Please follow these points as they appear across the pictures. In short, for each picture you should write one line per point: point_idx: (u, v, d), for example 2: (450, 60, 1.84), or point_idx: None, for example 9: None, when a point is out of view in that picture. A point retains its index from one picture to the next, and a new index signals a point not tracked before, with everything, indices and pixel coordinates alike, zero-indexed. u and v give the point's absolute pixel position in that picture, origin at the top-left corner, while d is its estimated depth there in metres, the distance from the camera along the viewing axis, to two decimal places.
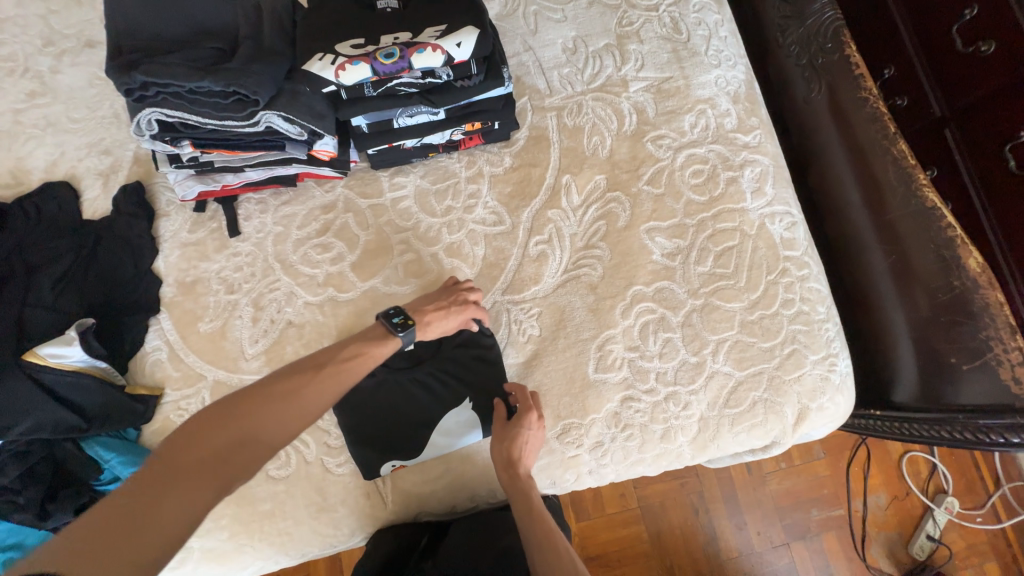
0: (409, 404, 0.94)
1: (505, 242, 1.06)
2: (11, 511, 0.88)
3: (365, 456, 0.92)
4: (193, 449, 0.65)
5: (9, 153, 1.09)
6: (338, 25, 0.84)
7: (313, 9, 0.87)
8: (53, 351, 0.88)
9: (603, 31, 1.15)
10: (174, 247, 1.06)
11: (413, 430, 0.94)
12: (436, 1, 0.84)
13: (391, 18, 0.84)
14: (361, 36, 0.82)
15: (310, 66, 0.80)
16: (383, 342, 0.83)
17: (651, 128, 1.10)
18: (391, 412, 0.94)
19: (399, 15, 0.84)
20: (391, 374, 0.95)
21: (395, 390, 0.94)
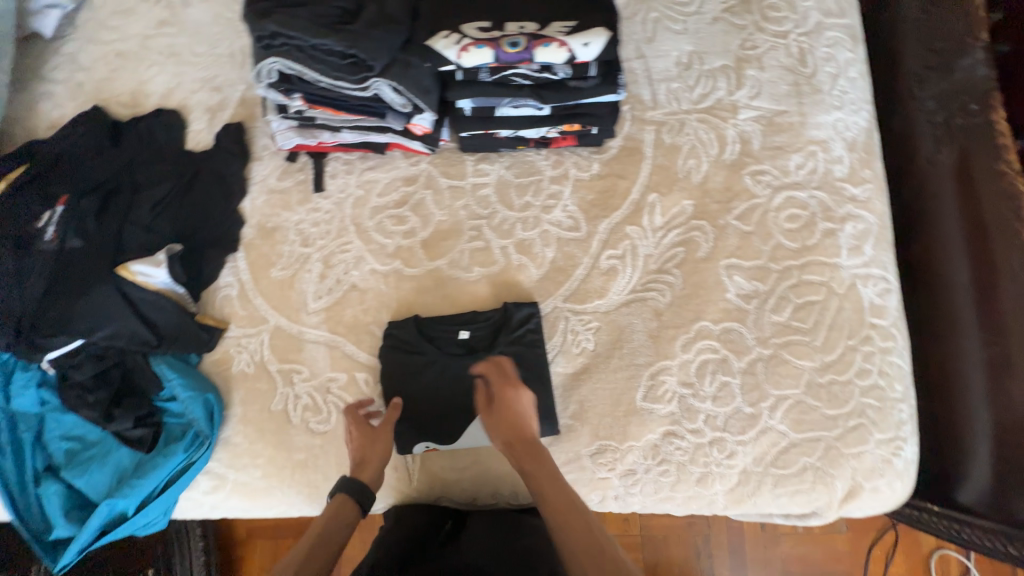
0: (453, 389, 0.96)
1: (577, 250, 1.04)
2: (77, 407, 0.94)
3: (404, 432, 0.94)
4: None
5: (134, 76, 1.17)
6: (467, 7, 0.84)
7: None
8: (142, 269, 0.94)
9: (723, 51, 1.09)
10: (261, 192, 1.09)
11: (453, 417, 0.95)
12: None
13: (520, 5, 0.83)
14: (488, 20, 0.81)
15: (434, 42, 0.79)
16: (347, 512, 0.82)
17: (752, 161, 1.04)
18: (435, 394, 0.96)
19: (528, 4, 0.82)
20: (441, 357, 0.97)
21: (442, 374, 0.96)
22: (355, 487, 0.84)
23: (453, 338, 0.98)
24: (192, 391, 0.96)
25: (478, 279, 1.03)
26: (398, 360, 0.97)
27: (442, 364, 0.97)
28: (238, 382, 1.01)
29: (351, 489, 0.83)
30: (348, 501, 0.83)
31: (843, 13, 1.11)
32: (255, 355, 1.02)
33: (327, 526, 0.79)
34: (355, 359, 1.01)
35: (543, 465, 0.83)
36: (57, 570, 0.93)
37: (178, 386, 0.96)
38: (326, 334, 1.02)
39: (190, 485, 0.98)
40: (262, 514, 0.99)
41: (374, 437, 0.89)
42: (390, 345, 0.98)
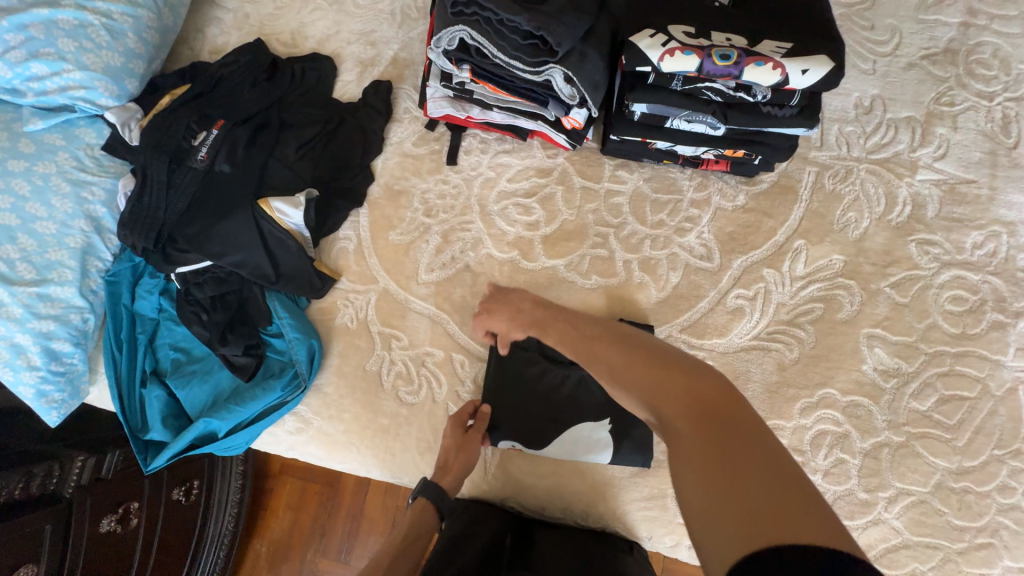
0: (549, 395, 0.93)
1: (704, 281, 0.98)
2: (192, 322, 0.98)
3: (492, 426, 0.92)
4: None
5: (296, 16, 1.19)
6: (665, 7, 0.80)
7: None
8: (280, 207, 0.96)
9: (913, 101, 0.99)
10: (395, 153, 1.09)
11: (544, 422, 0.92)
12: (780, 17, 0.76)
13: (726, 16, 0.78)
14: (692, 26, 0.75)
15: (635, 38, 0.74)
16: (426, 515, 0.86)
17: (922, 229, 0.94)
18: (530, 394, 0.94)
19: (737, 17, 0.77)
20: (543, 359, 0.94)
21: (541, 377, 0.94)
22: (434, 492, 0.86)
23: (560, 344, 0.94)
24: (299, 334, 0.98)
25: (594, 287, 1.00)
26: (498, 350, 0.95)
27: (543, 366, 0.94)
28: (339, 334, 1.02)
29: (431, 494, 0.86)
30: (427, 506, 0.86)
31: None
32: (360, 312, 1.03)
33: (409, 534, 0.84)
34: (454, 340, 1.00)
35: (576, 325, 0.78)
36: (146, 471, 0.96)
37: (287, 325, 0.98)
38: (431, 308, 1.02)
39: (275, 423, 0.99)
40: (334, 466, 1.01)
41: (465, 443, 0.89)
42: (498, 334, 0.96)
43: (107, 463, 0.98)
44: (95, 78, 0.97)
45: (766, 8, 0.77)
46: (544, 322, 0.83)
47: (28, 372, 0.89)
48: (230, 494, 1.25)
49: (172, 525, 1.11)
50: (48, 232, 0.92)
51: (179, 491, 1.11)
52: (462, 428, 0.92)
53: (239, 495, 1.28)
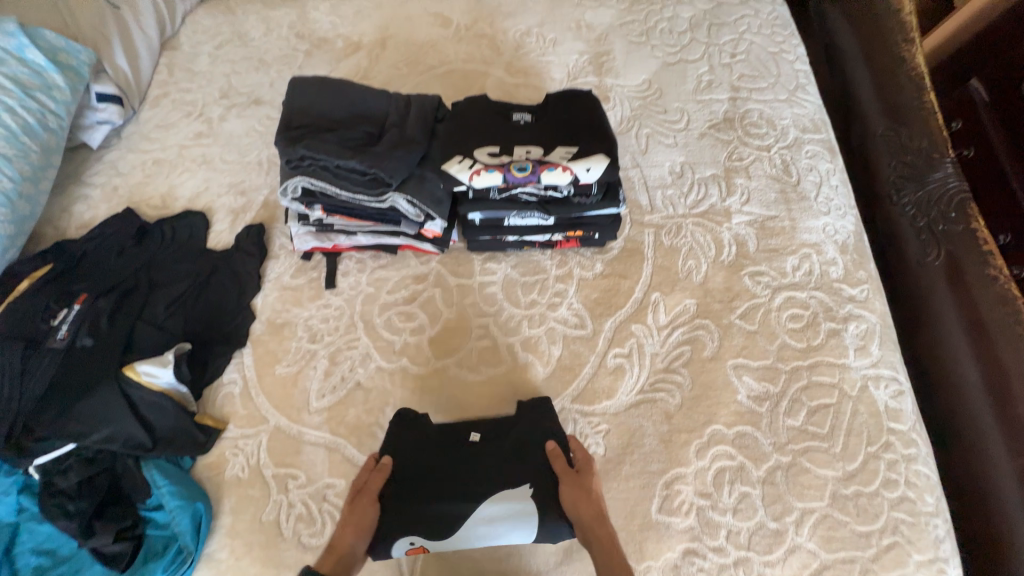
0: (456, 484, 0.87)
1: (583, 348, 1.04)
2: (55, 517, 0.88)
3: (386, 531, 0.83)
4: None
5: (166, 180, 1.26)
6: (476, 133, 0.95)
7: (458, 115, 1.00)
8: (148, 369, 0.93)
9: (712, 162, 1.19)
10: (274, 288, 1.12)
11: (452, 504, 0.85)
12: (566, 125, 0.93)
13: (527, 133, 0.94)
14: (497, 146, 0.91)
15: (448, 165, 0.89)
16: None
17: (749, 263, 1.08)
18: (434, 473, 0.88)
19: (536, 132, 0.92)
20: (446, 441, 0.92)
21: (448, 453, 0.91)
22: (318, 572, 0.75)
23: (463, 439, 0.92)
24: (182, 501, 0.90)
25: (484, 378, 1.03)
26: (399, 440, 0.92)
27: (448, 458, 0.90)
28: (229, 487, 0.95)
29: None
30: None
31: (818, 129, 1.23)
32: (251, 458, 0.97)
33: None
34: (355, 464, 0.96)
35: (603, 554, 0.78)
36: None
37: (167, 494, 0.90)
38: (326, 435, 0.99)
39: None
40: None
41: (354, 504, 0.84)
42: (395, 430, 0.93)
43: None
44: None
45: (556, 122, 0.94)
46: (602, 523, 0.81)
47: None
48: None
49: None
50: None
51: None
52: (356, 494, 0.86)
53: None
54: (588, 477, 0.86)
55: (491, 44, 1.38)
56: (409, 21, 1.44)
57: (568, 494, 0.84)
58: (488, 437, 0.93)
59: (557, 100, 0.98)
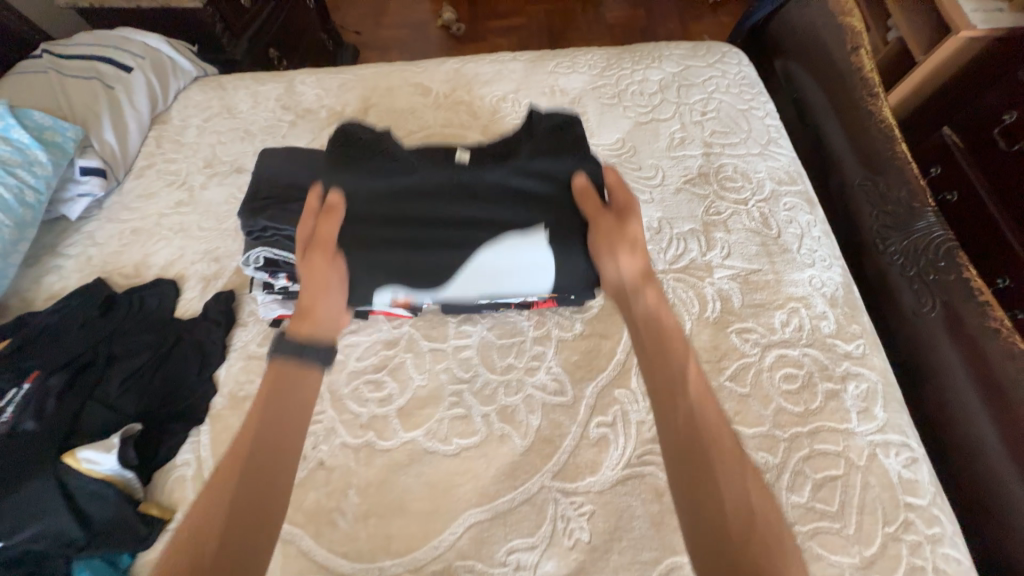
0: (454, 211, 0.91)
1: (563, 416, 0.97)
2: None
3: (354, 283, 0.87)
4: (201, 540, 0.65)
5: (142, 249, 1.26)
6: (447, 175, 0.94)
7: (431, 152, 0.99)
8: (89, 455, 0.86)
9: (689, 216, 1.17)
10: (240, 358, 1.07)
11: (467, 189, 0.93)
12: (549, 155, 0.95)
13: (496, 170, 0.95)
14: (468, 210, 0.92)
15: None
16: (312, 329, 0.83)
17: (735, 319, 1.03)
18: (418, 185, 0.93)
19: (505, 168, 0.94)
20: (428, 179, 0.93)
21: (420, 188, 0.92)
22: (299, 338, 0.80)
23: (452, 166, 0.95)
24: None
25: (457, 453, 0.94)
26: (359, 184, 0.90)
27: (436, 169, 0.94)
28: None
29: (284, 346, 0.80)
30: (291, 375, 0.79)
31: (794, 181, 1.22)
32: None
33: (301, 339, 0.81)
34: (311, 559, 0.86)
35: (659, 354, 0.79)
36: None
37: None
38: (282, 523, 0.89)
39: None
40: None
41: (311, 268, 0.84)
42: (350, 182, 0.90)
43: None
44: None
45: (521, 154, 0.95)
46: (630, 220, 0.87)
47: None
48: None
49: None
50: None
51: None
52: (306, 246, 0.86)
53: None
54: (628, 221, 0.87)
55: (468, 109, 1.42)
56: (390, 91, 1.50)
57: (605, 241, 0.86)
58: (493, 187, 0.93)
59: (533, 127, 1.01)
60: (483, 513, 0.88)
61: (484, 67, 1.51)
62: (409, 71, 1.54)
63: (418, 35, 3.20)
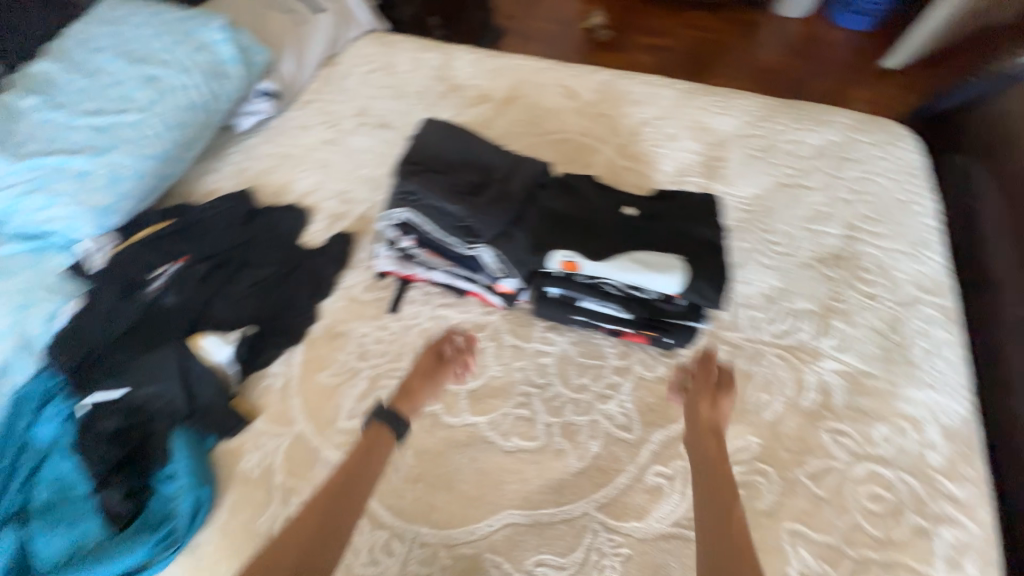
0: (613, 244, 0.93)
1: (622, 453, 0.96)
2: (87, 456, 0.92)
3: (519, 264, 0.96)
4: (274, 553, 0.74)
5: (286, 174, 1.39)
6: (578, 223, 0.96)
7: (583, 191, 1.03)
8: (210, 343, 1.01)
9: (809, 295, 1.11)
10: (343, 297, 1.17)
11: (624, 232, 0.94)
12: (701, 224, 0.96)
13: (633, 234, 0.95)
14: (593, 239, 0.94)
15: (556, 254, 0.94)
16: (384, 438, 0.90)
17: (831, 416, 0.97)
18: (582, 220, 0.96)
19: (645, 234, 0.93)
20: (590, 216, 0.97)
21: (584, 224, 0.96)
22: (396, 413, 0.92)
23: (612, 212, 0.97)
24: (192, 480, 0.91)
25: (512, 451, 0.97)
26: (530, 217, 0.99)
27: (596, 213, 0.98)
28: (238, 480, 0.95)
29: (385, 418, 0.91)
30: (383, 433, 0.90)
31: (938, 292, 1.11)
32: (267, 457, 0.97)
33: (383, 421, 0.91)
34: None
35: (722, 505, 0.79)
36: None
37: (183, 469, 0.91)
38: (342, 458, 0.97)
39: None
40: None
41: (428, 377, 0.99)
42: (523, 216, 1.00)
43: None
44: (80, 215, 1.09)
45: (661, 230, 0.94)
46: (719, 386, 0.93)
47: None
48: None
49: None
50: None
51: None
52: (435, 360, 1.02)
53: None
54: (723, 389, 0.92)
55: (608, 125, 1.44)
56: (540, 88, 1.55)
57: (699, 398, 0.92)
58: (653, 233, 0.93)
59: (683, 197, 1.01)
60: (522, 517, 0.90)
61: (634, 88, 1.52)
62: (561, 74, 1.58)
63: (563, 33, 3.23)
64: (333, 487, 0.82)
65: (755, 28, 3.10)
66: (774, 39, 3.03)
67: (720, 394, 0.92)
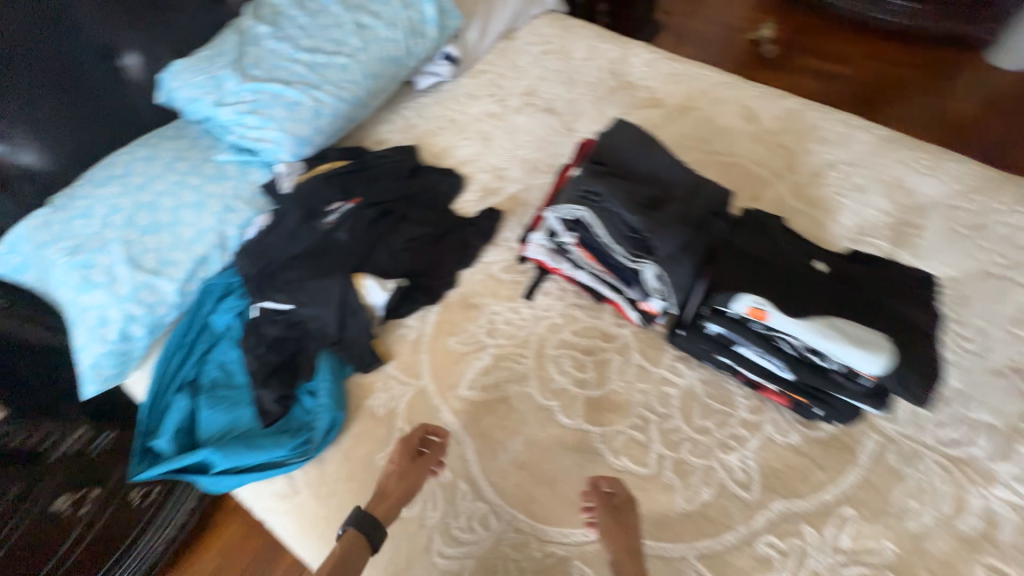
0: (796, 294, 0.87)
1: (735, 510, 0.91)
2: (251, 354, 1.05)
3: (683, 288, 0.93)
4: None
5: (449, 139, 1.45)
6: (760, 262, 0.92)
7: (769, 230, 0.98)
8: (370, 286, 1.10)
9: (995, 408, 0.96)
10: (483, 271, 1.20)
11: (810, 284, 0.88)
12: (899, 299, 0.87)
13: (819, 290, 0.89)
14: (774, 284, 0.89)
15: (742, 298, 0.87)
16: (358, 548, 0.82)
17: (993, 552, 0.85)
18: (764, 262, 0.92)
19: (833, 294, 0.87)
20: (774, 258, 0.93)
21: (766, 265, 0.92)
22: (366, 521, 0.84)
23: (798, 261, 0.92)
24: (330, 402, 1.01)
25: (619, 470, 0.95)
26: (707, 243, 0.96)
27: (780, 257, 0.93)
28: (364, 413, 1.03)
29: (360, 524, 0.84)
30: (359, 536, 0.83)
31: None
32: (392, 401, 1.05)
33: (347, 551, 0.81)
34: (466, 468, 0.97)
35: None
36: (130, 479, 0.97)
37: (325, 390, 1.01)
38: (457, 424, 1.01)
39: (268, 479, 0.98)
40: (296, 543, 0.97)
41: (405, 478, 0.89)
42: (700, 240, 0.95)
43: (98, 441, 1.30)
44: (284, 139, 1.21)
45: (852, 293, 0.87)
46: (627, 503, 0.87)
47: (98, 343, 1.03)
48: (173, 517, 1.53)
49: (79, 470, 1.25)
50: (185, 235, 1.12)
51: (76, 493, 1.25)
52: (409, 458, 0.92)
53: (187, 515, 1.57)
54: (625, 504, 0.87)
55: (786, 159, 1.33)
56: (717, 103, 1.46)
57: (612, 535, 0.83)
58: (842, 295, 0.87)
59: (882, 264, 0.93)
60: None
61: (824, 126, 1.38)
62: (743, 94, 1.47)
63: (726, 39, 3.00)
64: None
65: (956, 74, 2.67)
66: (979, 91, 2.60)
67: (628, 512, 0.86)
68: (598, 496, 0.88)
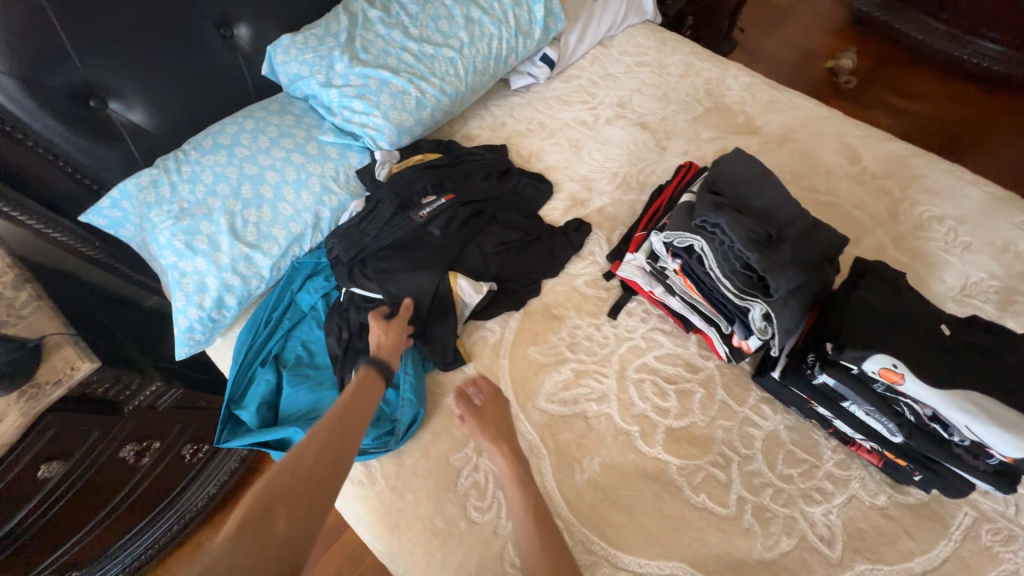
0: (912, 354, 0.85)
1: (817, 566, 0.88)
2: (337, 340, 1.05)
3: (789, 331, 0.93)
4: (294, 467, 0.71)
5: (539, 142, 1.43)
6: (873, 317, 0.91)
7: (885, 286, 0.97)
8: (464, 285, 1.09)
9: None
10: (567, 282, 1.19)
11: (927, 346, 0.87)
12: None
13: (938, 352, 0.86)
14: (889, 341, 0.87)
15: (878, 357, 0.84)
16: (371, 384, 0.88)
17: None
18: (877, 317, 0.91)
19: (953, 360, 0.85)
20: (889, 315, 0.92)
21: (880, 321, 0.91)
22: (376, 365, 0.91)
23: (913, 321, 0.90)
24: (413, 398, 1.00)
25: (697, 506, 0.94)
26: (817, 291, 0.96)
27: (896, 314, 0.92)
28: (442, 411, 1.04)
29: (373, 367, 0.90)
30: (372, 374, 0.89)
31: None
32: None
33: (361, 390, 0.86)
34: (541, 482, 0.96)
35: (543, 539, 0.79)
36: (216, 444, 1.01)
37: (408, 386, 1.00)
38: (535, 435, 1.01)
39: None
40: (365, 531, 0.98)
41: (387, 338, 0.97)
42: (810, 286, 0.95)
43: (163, 398, 1.30)
44: (387, 128, 1.22)
45: (974, 362, 0.84)
46: (497, 406, 0.95)
47: (194, 308, 1.06)
48: (220, 473, 1.57)
49: (144, 423, 1.27)
50: (284, 213, 1.13)
51: (138, 445, 1.28)
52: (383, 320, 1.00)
53: (230, 472, 1.60)
54: (490, 403, 0.95)
55: (888, 205, 1.28)
56: (818, 137, 1.41)
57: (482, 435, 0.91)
58: (963, 363, 0.84)
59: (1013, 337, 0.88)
60: None
61: (931, 176, 1.32)
62: (845, 132, 1.42)
63: (804, 64, 2.90)
64: (340, 410, 0.81)
65: None
66: None
67: (498, 413, 0.94)
68: (467, 402, 0.95)
